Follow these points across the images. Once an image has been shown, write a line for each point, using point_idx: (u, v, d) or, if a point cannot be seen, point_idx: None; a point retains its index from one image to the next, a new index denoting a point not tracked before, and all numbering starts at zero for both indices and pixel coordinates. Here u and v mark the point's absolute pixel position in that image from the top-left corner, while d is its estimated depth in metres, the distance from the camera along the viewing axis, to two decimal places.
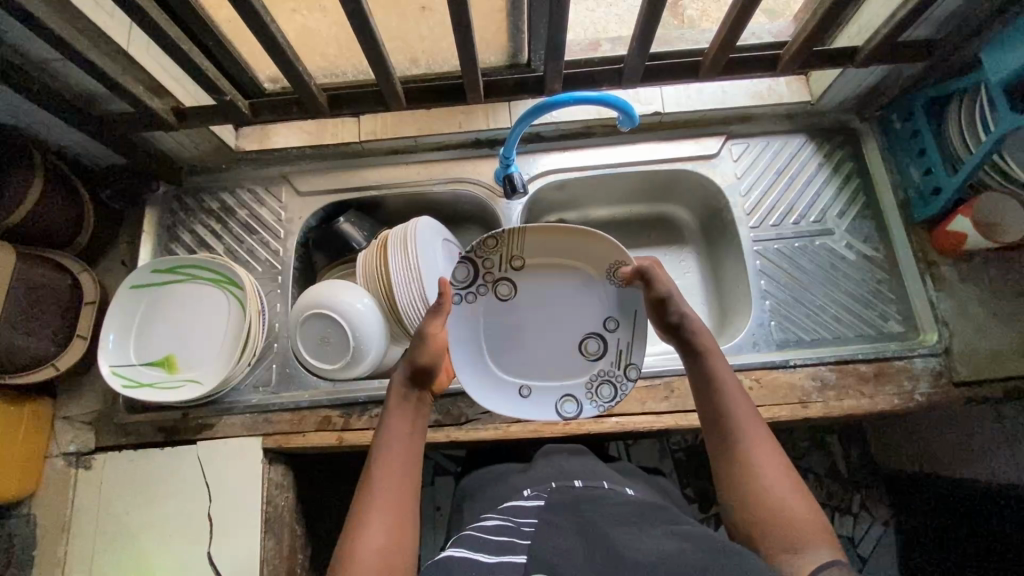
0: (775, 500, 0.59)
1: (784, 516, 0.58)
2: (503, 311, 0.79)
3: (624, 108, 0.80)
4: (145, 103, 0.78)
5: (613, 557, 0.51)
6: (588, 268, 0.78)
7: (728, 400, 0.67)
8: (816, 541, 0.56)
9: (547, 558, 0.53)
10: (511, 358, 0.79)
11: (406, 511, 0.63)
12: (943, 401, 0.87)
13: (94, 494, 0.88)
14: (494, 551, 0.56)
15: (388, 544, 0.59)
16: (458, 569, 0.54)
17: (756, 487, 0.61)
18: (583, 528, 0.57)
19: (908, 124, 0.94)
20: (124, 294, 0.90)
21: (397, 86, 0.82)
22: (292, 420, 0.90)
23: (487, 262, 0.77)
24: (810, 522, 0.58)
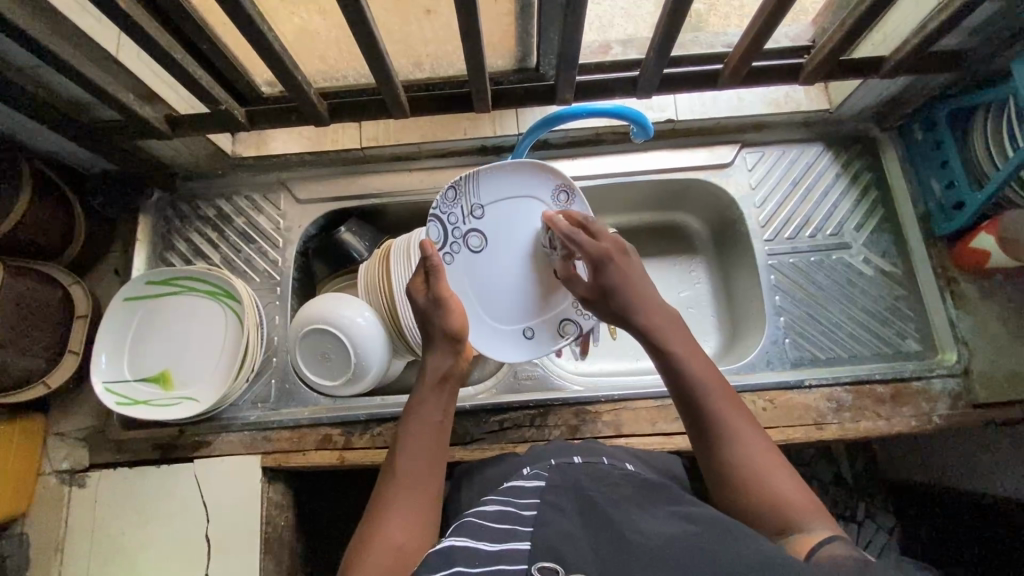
0: (765, 483, 0.58)
1: (775, 498, 0.56)
2: (483, 260, 0.82)
3: (638, 118, 0.77)
4: (136, 111, 0.74)
5: (620, 544, 0.47)
6: (544, 194, 0.82)
7: (698, 385, 0.64)
8: (811, 517, 0.55)
9: (550, 544, 0.48)
10: (506, 297, 0.83)
11: (424, 515, 0.61)
12: (962, 424, 0.84)
13: (88, 513, 0.85)
14: (498, 538, 0.51)
15: (403, 544, 0.57)
16: (461, 561, 0.48)
17: (744, 473, 0.58)
18: (586, 512, 0.53)
19: (929, 135, 0.90)
20: (117, 307, 0.87)
21: (400, 94, 0.78)
22: (292, 439, 0.87)
23: (451, 217, 0.80)
24: (802, 500, 0.56)
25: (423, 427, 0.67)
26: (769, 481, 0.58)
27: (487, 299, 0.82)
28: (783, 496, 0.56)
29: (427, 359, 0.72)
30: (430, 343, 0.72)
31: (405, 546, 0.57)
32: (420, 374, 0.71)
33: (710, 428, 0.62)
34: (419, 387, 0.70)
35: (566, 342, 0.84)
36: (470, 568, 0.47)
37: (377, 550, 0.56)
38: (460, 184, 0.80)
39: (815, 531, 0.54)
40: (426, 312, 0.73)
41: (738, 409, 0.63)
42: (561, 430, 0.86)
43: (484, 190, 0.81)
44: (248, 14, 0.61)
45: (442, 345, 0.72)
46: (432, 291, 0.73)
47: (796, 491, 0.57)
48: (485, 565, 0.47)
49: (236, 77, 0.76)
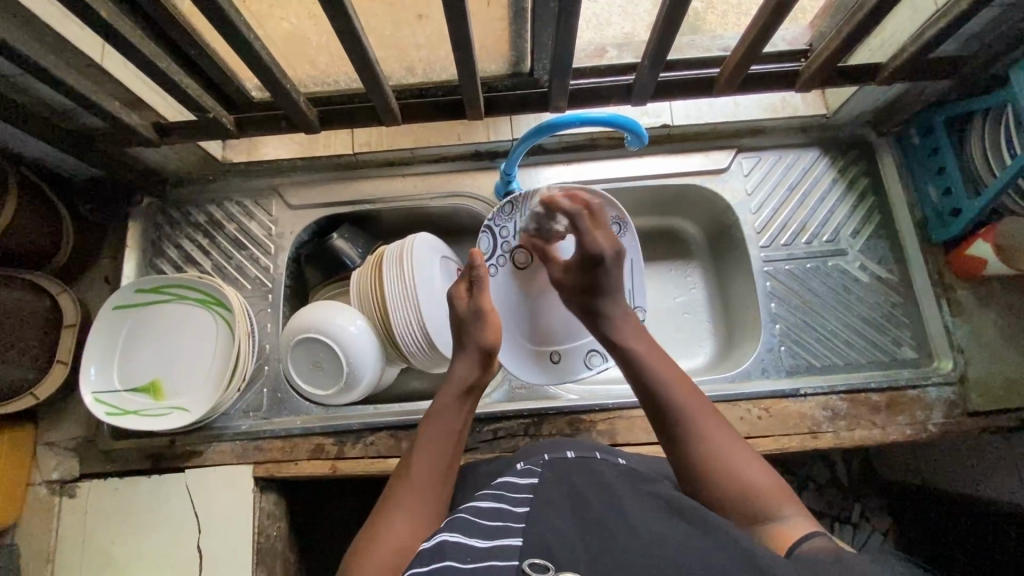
0: (736, 475, 0.57)
1: (748, 490, 0.56)
2: (524, 277, 0.86)
3: (632, 126, 0.76)
4: (122, 119, 0.73)
5: (610, 545, 0.46)
6: None
7: (663, 385, 0.64)
8: (786, 506, 0.54)
9: (541, 541, 0.48)
10: (537, 318, 0.86)
11: (431, 517, 0.61)
12: (957, 432, 0.84)
13: (78, 523, 0.85)
14: (489, 535, 0.51)
15: (406, 543, 0.57)
16: (452, 556, 0.48)
17: (715, 468, 0.58)
18: (576, 509, 0.52)
19: (927, 141, 0.89)
20: (107, 316, 0.86)
21: (391, 100, 0.77)
22: (284, 448, 0.87)
23: (504, 230, 0.84)
24: (772, 490, 0.56)
25: (444, 432, 0.67)
26: (737, 472, 0.57)
27: (521, 314, 0.86)
28: (755, 487, 0.56)
29: (453, 366, 0.73)
30: (458, 351, 0.73)
31: (411, 544, 0.57)
32: (445, 382, 0.72)
33: (676, 427, 0.62)
34: (442, 393, 0.70)
35: (588, 372, 0.85)
36: (461, 563, 0.47)
37: (384, 545, 0.56)
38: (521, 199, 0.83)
39: (790, 519, 0.53)
40: (462, 321, 0.74)
41: (703, 406, 0.63)
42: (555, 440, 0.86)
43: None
44: (233, 23, 0.60)
45: (470, 355, 0.72)
46: (474, 300, 0.73)
47: (768, 481, 0.56)
48: (476, 561, 0.47)
49: (224, 83, 0.74)
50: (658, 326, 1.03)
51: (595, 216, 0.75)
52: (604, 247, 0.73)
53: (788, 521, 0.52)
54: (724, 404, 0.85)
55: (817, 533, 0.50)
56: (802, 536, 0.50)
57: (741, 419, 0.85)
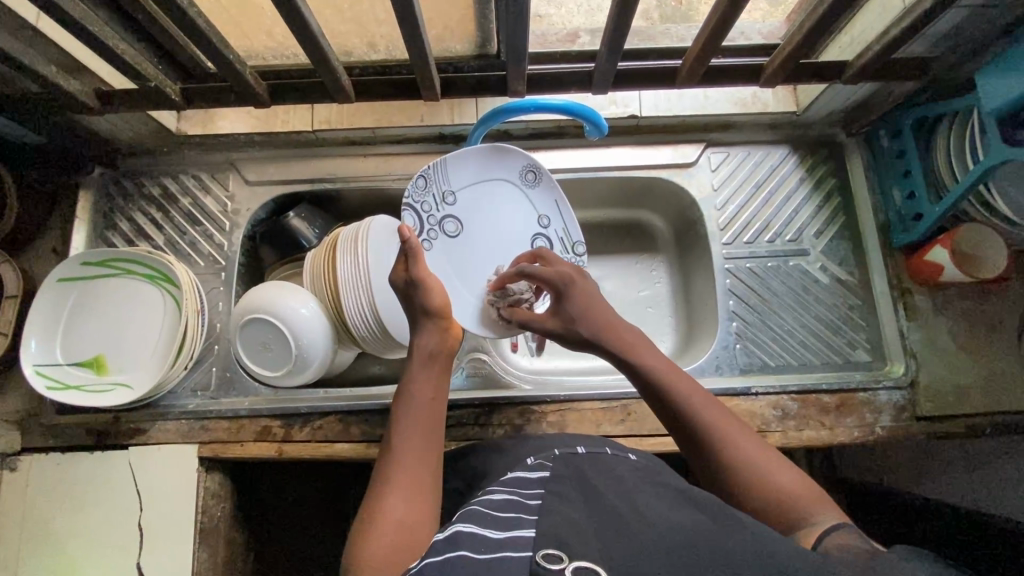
0: (765, 482, 0.56)
1: (778, 496, 0.55)
2: (457, 246, 0.84)
3: (591, 116, 0.75)
4: (59, 85, 0.70)
5: (623, 528, 0.45)
6: (506, 177, 0.86)
7: (685, 402, 0.63)
8: (818, 509, 0.53)
9: (556, 532, 0.45)
10: (485, 272, 0.84)
11: (423, 488, 0.59)
12: (903, 436, 0.84)
13: (18, 497, 0.83)
14: (504, 526, 0.47)
15: (404, 520, 0.55)
16: (466, 545, 0.45)
17: (747, 481, 0.56)
18: (588, 498, 0.51)
19: (895, 142, 0.88)
20: (51, 287, 0.84)
21: (343, 78, 0.74)
22: (230, 429, 0.85)
23: (425, 205, 0.82)
24: (802, 492, 0.54)
25: (416, 404, 0.65)
26: (765, 480, 0.56)
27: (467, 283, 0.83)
28: (788, 492, 0.55)
29: (419, 336, 0.70)
30: (417, 324, 0.71)
31: (409, 519, 0.56)
32: (410, 353, 0.70)
33: (703, 442, 0.60)
34: (409, 368, 0.69)
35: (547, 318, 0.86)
36: (475, 552, 0.43)
37: (379, 526, 0.54)
38: (432, 172, 0.81)
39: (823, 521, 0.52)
40: (406, 295, 0.71)
41: (727, 418, 0.61)
42: (504, 430, 0.85)
43: (454, 176, 0.83)
44: None
45: (426, 326, 0.70)
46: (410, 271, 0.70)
47: (797, 484, 0.55)
48: (492, 551, 0.43)
49: (171, 50, 0.71)
50: None
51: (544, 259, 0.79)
52: (569, 270, 0.73)
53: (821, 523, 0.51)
54: None
55: (836, 529, 0.50)
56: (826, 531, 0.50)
57: None
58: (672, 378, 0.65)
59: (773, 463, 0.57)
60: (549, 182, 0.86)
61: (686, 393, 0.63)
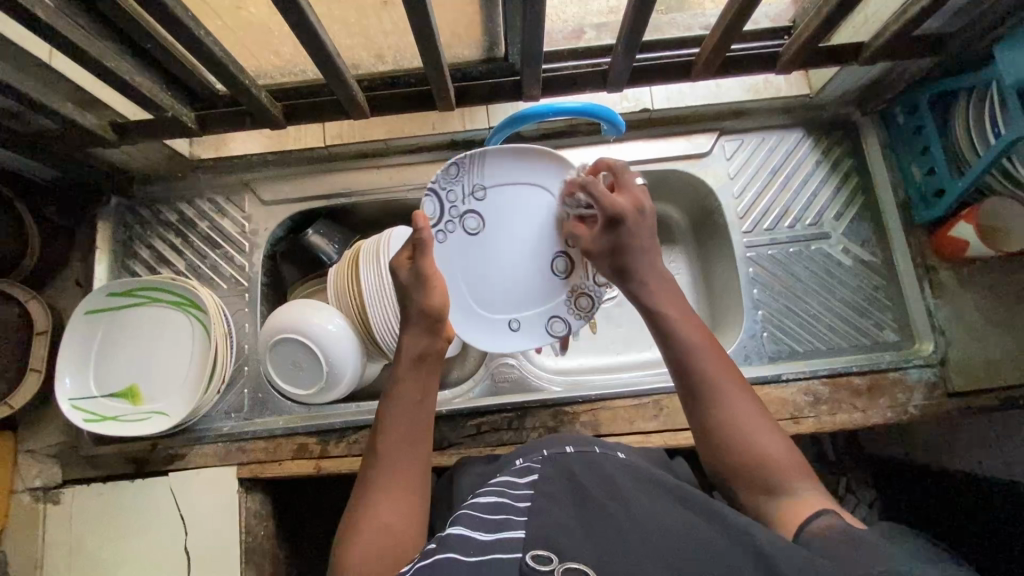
0: (755, 444, 0.59)
1: (762, 458, 0.59)
2: (473, 246, 0.79)
3: (609, 117, 0.74)
4: (75, 120, 0.70)
5: (614, 534, 0.47)
6: (543, 183, 0.78)
7: (695, 348, 0.64)
8: (797, 480, 0.57)
9: (547, 535, 0.48)
10: (493, 279, 0.80)
11: (411, 491, 0.62)
12: (937, 413, 0.84)
13: (64, 529, 0.85)
14: (492, 528, 0.50)
15: (392, 523, 0.59)
16: (456, 547, 0.47)
17: (738, 435, 0.60)
18: (580, 502, 0.53)
19: (912, 119, 0.87)
20: (79, 321, 0.85)
21: (357, 93, 0.74)
22: (267, 449, 0.86)
23: (451, 194, 0.77)
24: (787, 461, 0.58)
25: (403, 407, 0.66)
26: (756, 442, 0.59)
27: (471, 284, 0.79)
28: (773, 457, 0.59)
29: (404, 338, 0.70)
30: (408, 321, 0.69)
31: (396, 523, 0.59)
32: (397, 356, 0.70)
33: (704, 392, 0.63)
34: (396, 367, 0.69)
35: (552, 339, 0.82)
36: (465, 556, 0.46)
37: (366, 527, 0.58)
38: (465, 161, 0.76)
39: (801, 492, 0.56)
40: (405, 287, 0.69)
41: (731, 372, 0.64)
42: (538, 433, 0.86)
43: (489, 170, 0.77)
44: (182, 20, 0.57)
45: (420, 323, 0.69)
46: (416, 265, 0.68)
47: (782, 453, 0.59)
48: (482, 553, 0.46)
49: (184, 78, 0.71)
50: None
51: (618, 176, 0.72)
52: (624, 205, 0.70)
53: (800, 495, 0.56)
54: None
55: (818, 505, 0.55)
56: (814, 515, 0.53)
57: None
58: (688, 325, 0.66)
59: (767, 429, 0.60)
60: (584, 200, 0.77)
61: (697, 336, 0.65)
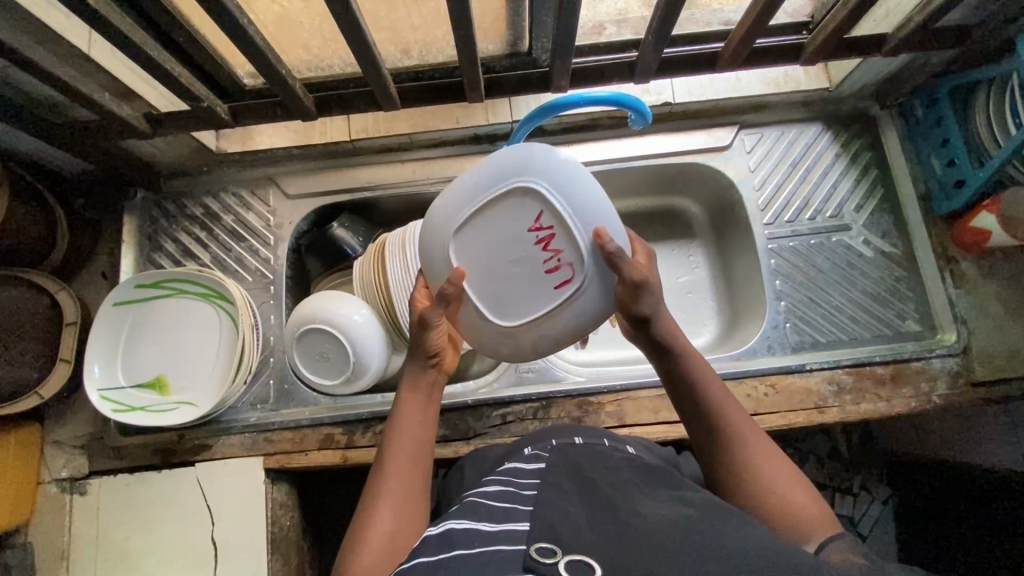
0: (778, 495, 0.57)
1: (793, 513, 0.55)
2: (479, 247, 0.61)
3: (636, 106, 0.72)
4: (112, 110, 0.71)
5: (616, 519, 0.47)
6: None
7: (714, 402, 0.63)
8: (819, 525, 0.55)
9: (549, 524, 0.46)
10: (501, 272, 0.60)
11: (413, 496, 0.61)
12: (960, 402, 0.85)
13: (90, 520, 0.85)
14: (496, 519, 0.49)
15: (394, 529, 0.57)
16: (462, 542, 0.46)
17: (761, 489, 0.57)
18: (584, 491, 0.52)
19: (930, 112, 0.89)
20: (108, 312, 0.85)
21: (389, 84, 0.75)
22: (294, 439, 0.87)
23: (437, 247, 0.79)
24: (813, 512, 0.55)
25: (416, 416, 0.65)
26: (779, 492, 0.57)
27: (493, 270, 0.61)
28: (800, 510, 0.55)
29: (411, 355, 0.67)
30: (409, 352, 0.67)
31: (396, 530, 0.57)
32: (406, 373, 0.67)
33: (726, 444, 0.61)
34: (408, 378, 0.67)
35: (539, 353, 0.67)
36: (470, 549, 0.45)
37: (370, 532, 0.56)
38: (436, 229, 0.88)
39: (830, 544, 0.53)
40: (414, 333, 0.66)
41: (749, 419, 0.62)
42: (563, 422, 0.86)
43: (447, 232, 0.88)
44: (226, 7, 0.58)
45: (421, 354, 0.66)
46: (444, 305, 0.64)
47: (803, 497, 0.56)
48: (484, 545, 0.45)
49: (218, 69, 0.72)
50: None
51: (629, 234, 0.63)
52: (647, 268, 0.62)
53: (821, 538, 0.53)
54: (729, 382, 0.86)
55: (833, 543, 0.51)
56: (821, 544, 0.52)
57: (748, 397, 0.85)
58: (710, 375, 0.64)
59: (795, 484, 0.57)
60: None
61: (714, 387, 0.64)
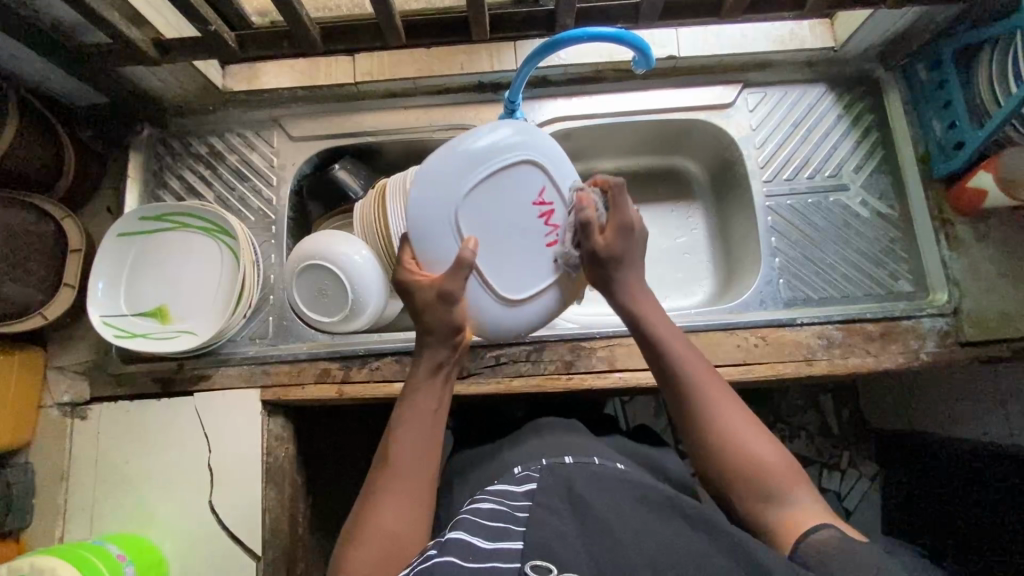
0: (745, 453, 0.58)
1: (761, 472, 0.57)
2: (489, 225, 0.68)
3: (639, 46, 0.73)
4: (123, 32, 0.72)
5: (611, 545, 0.47)
6: None
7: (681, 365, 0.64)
8: (795, 488, 0.56)
9: (544, 542, 0.48)
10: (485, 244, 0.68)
11: (418, 498, 0.60)
12: (948, 360, 0.86)
13: (91, 444, 0.87)
14: (493, 535, 0.50)
15: (396, 531, 0.57)
16: (454, 552, 0.48)
17: (729, 449, 0.59)
18: (576, 507, 0.52)
19: (934, 75, 0.89)
20: (111, 242, 0.86)
21: (396, 19, 0.76)
22: (291, 372, 0.88)
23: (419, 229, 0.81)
24: (780, 468, 0.58)
25: (419, 413, 0.64)
26: (745, 451, 0.58)
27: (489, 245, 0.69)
28: (768, 469, 0.57)
29: (425, 345, 0.66)
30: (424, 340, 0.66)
31: (399, 531, 0.57)
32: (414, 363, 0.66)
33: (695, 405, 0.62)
34: (414, 375, 0.66)
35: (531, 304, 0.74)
36: (462, 561, 0.47)
37: (371, 535, 0.57)
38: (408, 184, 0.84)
39: (801, 503, 0.56)
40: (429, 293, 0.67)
41: (713, 378, 0.63)
42: (555, 365, 0.87)
43: None
44: None
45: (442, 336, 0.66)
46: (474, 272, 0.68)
47: (777, 461, 0.58)
48: (481, 560, 0.47)
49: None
50: (659, 265, 1.05)
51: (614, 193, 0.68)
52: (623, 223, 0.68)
53: (793, 506, 0.55)
54: (720, 332, 0.87)
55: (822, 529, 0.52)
56: (809, 531, 0.53)
57: (738, 347, 0.86)
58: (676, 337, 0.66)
59: (761, 441, 0.59)
60: None
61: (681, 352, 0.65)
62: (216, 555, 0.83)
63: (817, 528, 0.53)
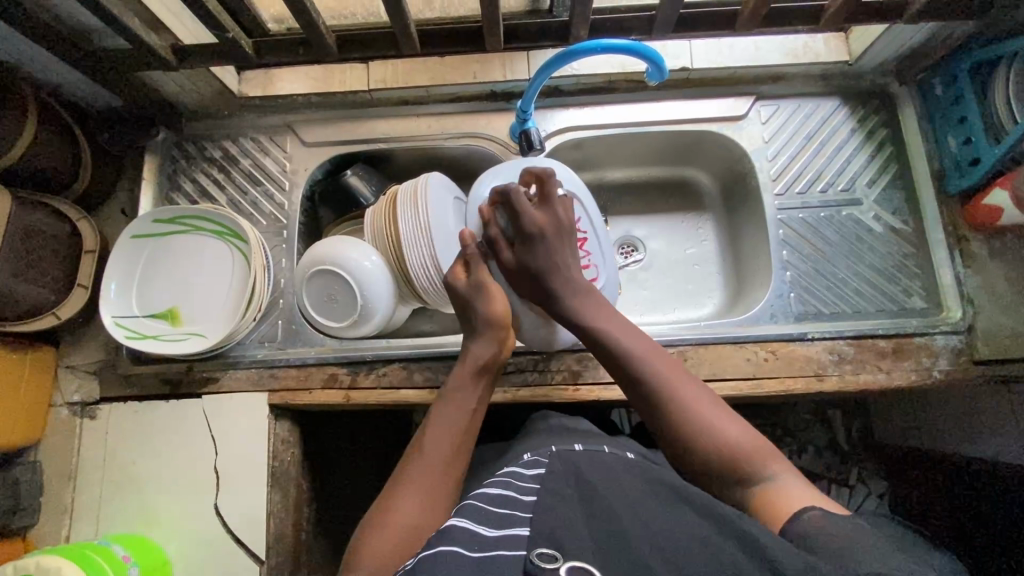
0: (718, 436, 0.58)
1: (732, 452, 0.57)
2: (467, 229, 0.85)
3: (652, 57, 0.74)
4: (142, 38, 0.73)
5: (616, 530, 0.47)
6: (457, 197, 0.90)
7: (637, 357, 0.66)
8: (768, 463, 0.56)
9: (549, 531, 0.48)
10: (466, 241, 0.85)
11: (441, 493, 0.62)
12: (961, 379, 0.85)
13: (99, 444, 0.88)
14: (496, 523, 0.50)
15: (418, 522, 0.58)
16: (460, 539, 0.47)
17: (699, 437, 0.59)
18: (584, 497, 0.53)
19: (950, 90, 0.88)
20: (125, 242, 0.87)
21: (411, 28, 0.76)
22: (299, 377, 0.89)
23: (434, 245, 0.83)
24: (751, 445, 0.57)
25: (455, 409, 0.69)
26: (714, 434, 0.58)
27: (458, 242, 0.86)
28: (740, 447, 0.57)
29: (473, 345, 0.75)
30: (478, 333, 0.75)
31: (421, 522, 0.58)
32: (460, 361, 0.74)
33: (660, 398, 0.63)
34: (456, 373, 0.73)
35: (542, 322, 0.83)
36: (469, 550, 0.46)
37: (393, 518, 0.57)
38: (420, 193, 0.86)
39: (779, 479, 0.54)
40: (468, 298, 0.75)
41: (672, 366, 0.65)
42: (563, 376, 0.87)
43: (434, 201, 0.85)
44: None
45: (485, 338, 0.75)
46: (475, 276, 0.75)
47: (749, 439, 0.57)
48: (485, 550, 0.46)
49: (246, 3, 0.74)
50: (667, 276, 1.04)
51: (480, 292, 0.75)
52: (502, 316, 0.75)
53: (785, 486, 0.53)
54: (730, 346, 0.86)
55: (809, 512, 0.49)
56: (798, 512, 0.49)
57: (747, 360, 0.86)
58: (628, 334, 0.69)
59: (730, 422, 0.59)
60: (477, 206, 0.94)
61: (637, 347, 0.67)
62: (220, 558, 0.83)
63: (805, 509, 0.49)
